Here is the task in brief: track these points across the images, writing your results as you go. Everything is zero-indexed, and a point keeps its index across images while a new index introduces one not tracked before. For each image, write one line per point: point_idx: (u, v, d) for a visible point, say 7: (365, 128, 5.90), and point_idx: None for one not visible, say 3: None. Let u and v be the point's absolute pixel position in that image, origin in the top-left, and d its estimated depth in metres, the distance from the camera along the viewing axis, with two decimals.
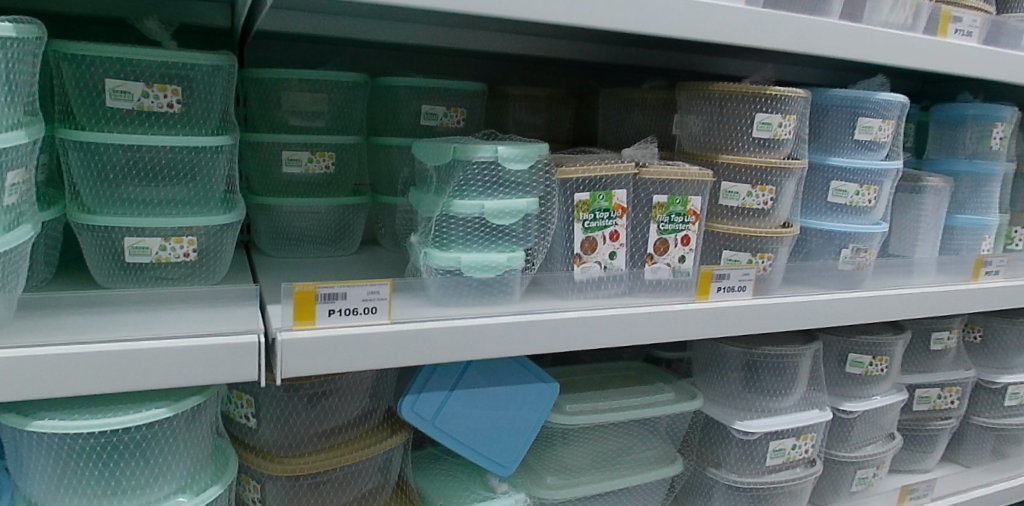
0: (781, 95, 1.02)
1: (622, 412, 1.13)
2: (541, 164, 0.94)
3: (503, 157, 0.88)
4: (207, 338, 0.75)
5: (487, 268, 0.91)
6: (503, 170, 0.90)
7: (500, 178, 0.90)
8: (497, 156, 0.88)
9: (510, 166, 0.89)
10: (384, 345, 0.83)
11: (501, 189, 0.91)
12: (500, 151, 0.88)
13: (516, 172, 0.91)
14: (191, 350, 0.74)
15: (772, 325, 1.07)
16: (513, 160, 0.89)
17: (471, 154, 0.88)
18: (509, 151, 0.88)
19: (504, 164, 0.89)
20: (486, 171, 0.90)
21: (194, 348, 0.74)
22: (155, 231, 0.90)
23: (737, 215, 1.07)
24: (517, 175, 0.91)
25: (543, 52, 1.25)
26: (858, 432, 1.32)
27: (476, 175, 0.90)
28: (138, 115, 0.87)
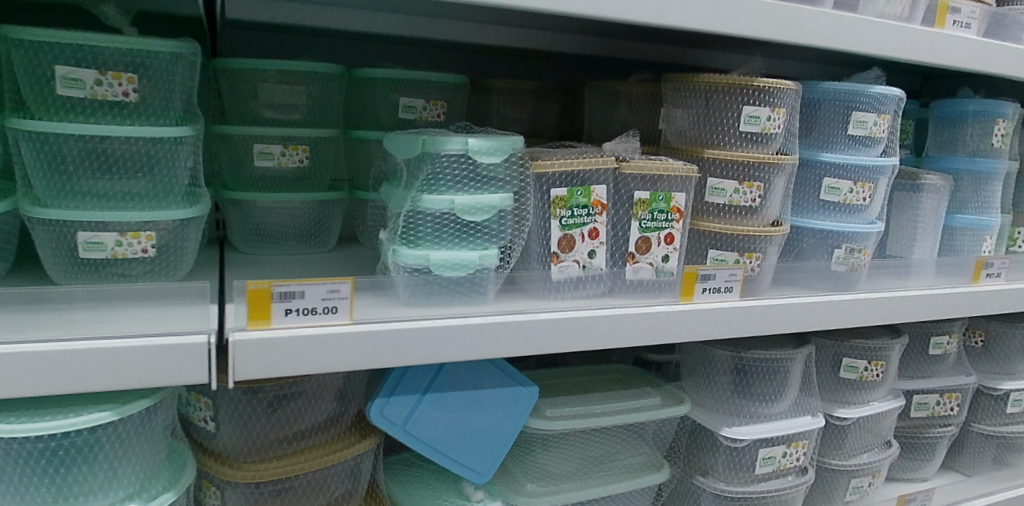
0: (769, 87, 0.97)
1: (604, 417, 1.09)
2: (516, 157, 0.90)
3: (474, 149, 0.84)
4: (153, 337, 0.71)
5: (458, 267, 0.86)
6: (475, 164, 0.86)
7: (471, 172, 0.86)
8: (468, 149, 0.84)
9: (481, 159, 0.85)
10: (344, 346, 0.78)
11: (472, 183, 0.87)
12: (471, 144, 0.84)
13: (488, 165, 0.86)
14: (136, 350, 0.70)
15: (761, 328, 1.02)
16: (485, 153, 0.85)
17: (439, 146, 0.84)
18: (481, 144, 0.84)
19: (475, 158, 0.84)
20: (456, 165, 0.85)
21: (139, 348, 0.70)
22: (111, 226, 0.86)
23: (724, 213, 1.02)
24: (490, 169, 0.87)
25: (527, 44, 1.21)
26: (853, 440, 1.27)
27: (446, 168, 0.85)
28: (92, 104, 0.83)
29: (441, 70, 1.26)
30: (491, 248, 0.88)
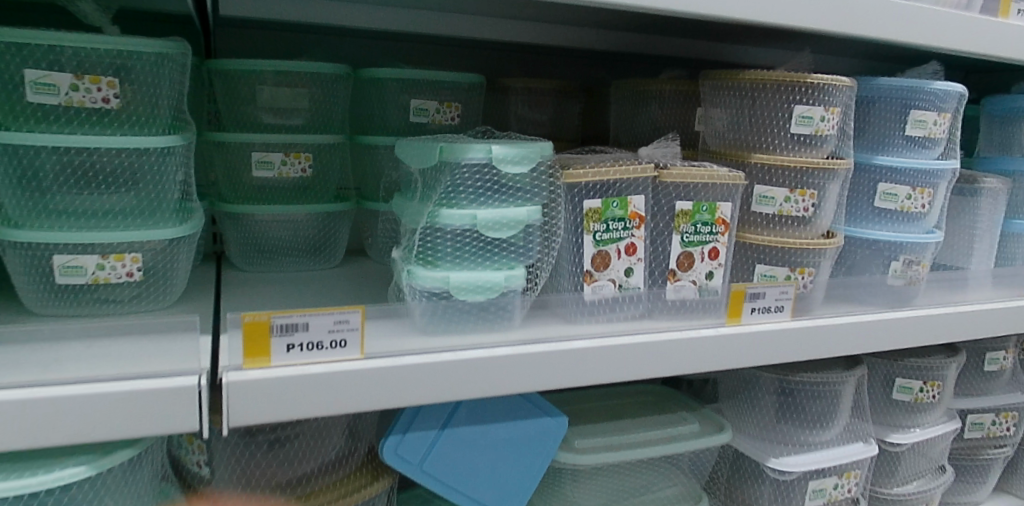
0: (823, 83, 0.87)
1: (641, 450, 0.99)
2: (545, 165, 0.80)
3: (498, 157, 0.74)
4: (135, 381, 0.62)
5: (482, 290, 0.77)
6: (499, 174, 0.76)
7: (494, 182, 0.77)
8: (491, 157, 0.74)
9: (506, 168, 0.75)
10: (355, 386, 0.69)
11: (495, 195, 0.77)
12: (495, 151, 0.74)
13: (514, 175, 0.77)
14: (113, 397, 0.61)
15: (815, 352, 0.92)
16: (512, 161, 0.75)
17: (459, 155, 0.74)
18: (505, 151, 0.75)
19: (499, 167, 0.75)
20: (478, 175, 0.76)
21: (117, 395, 0.61)
22: (91, 248, 0.77)
23: (774, 223, 0.92)
24: (515, 179, 0.78)
25: (548, 40, 1.11)
26: (906, 466, 1.17)
27: (467, 179, 0.76)
28: (67, 112, 0.73)
29: (455, 69, 1.16)
30: (518, 268, 0.79)
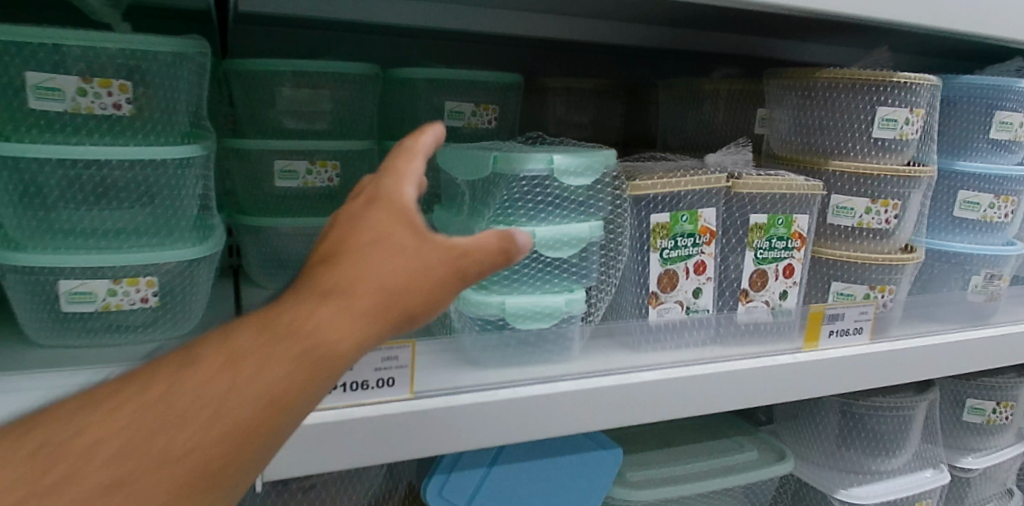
0: (909, 82, 0.79)
1: (700, 484, 0.90)
2: (609, 176, 0.71)
3: (561, 171, 0.66)
4: None
5: (540, 317, 0.69)
6: (560, 188, 0.68)
7: (555, 198, 0.68)
8: (552, 168, 0.66)
9: (567, 181, 0.67)
10: (405, 431, 0.61)
11: (555, 210, 0.68)
12: (556, 162, 0.66)
13: (576, 188, 0.68)
14: None
15: (896, 378, 0.84)
16: (573, 173, 0.67)
17: (517, 168, 0.66)
18: (568, 164, 0.66)
19: (560, 179, 0.66)
20: (537, 189, 0.67)
21: None
22: (101, 272, 0.68)
23: (851, 237, 0.84)
24: (577, 194, 0.69)
25: (590, 36, 1.02)
26: (975, 491, 1.09)
27: (525, 193, 0.67)
28: (74, 120, 0.64)
29: (488, 68, 1.08)
30: (579, 292, 0.71)
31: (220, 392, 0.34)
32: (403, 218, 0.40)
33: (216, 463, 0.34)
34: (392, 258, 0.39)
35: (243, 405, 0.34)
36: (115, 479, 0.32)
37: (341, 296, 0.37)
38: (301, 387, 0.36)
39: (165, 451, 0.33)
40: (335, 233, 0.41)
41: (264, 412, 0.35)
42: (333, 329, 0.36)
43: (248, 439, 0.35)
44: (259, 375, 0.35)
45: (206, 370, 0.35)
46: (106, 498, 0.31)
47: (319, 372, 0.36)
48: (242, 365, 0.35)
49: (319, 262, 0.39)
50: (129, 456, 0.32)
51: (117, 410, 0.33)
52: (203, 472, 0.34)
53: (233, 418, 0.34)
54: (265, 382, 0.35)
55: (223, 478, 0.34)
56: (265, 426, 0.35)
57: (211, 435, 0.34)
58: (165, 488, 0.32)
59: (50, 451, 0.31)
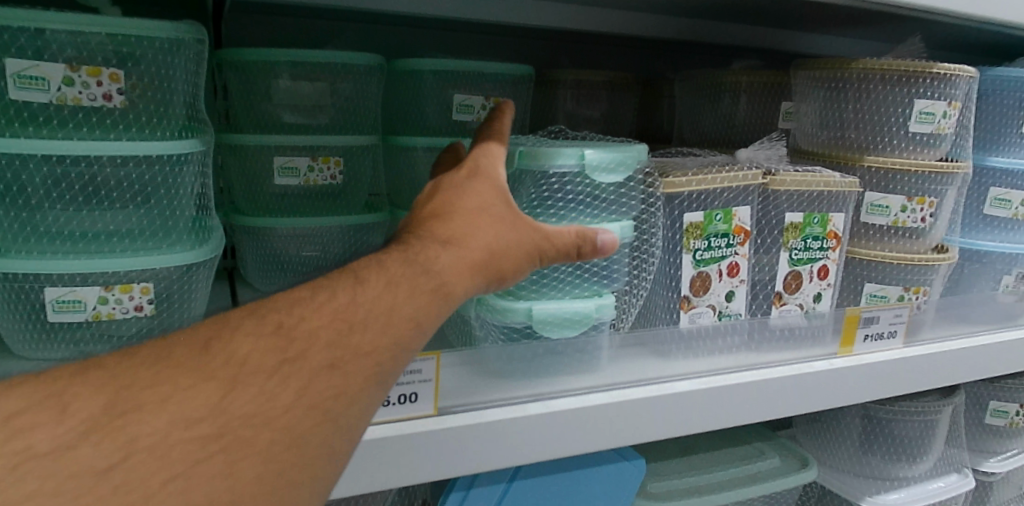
0: (947, 73, 0.76)
1: (727, 494, 0.86)
2: (642, 172, 0.66)
3: (592, 168, 0.61)
4: None
5: (569, 325, 0.65)
6: (591, 186, 0.63)
7: (585, 196, 0.63)
8: (583, 164, 0.61)
9: (599, 178, 0.62)
10: (430, 450, 0.56)
11: (586, 210, 0.63)
12: (587, 157, 0.61)
13: (608, 186, 0.63)
14: None
15: (931, 382, 0.81)
16: (603, 170, 0.62)
17: (546, 164, 0.60)
18: (600, 161, 0.61)
19: (591, 176, 0.62)
20: (567, 187, 0.62)
21: None
22: (92, 279, 0.62)
23: (886, 236, 0.80)
24: (609, 192, 0.64)
25: (604, 26, 0.97)
26: (997, 495, 1.07)
27: (554, 191, 0.62)
28: (60, 113, 0.58)
29: (496, 59, 1.02)
30: (608, 297, 0.66)
31: (386, 307, 0.42)
32: (498, 196, 0.51)
33: (391, 362, 0.42)
34: (496, 224, 0.49)
35: (407, 317, 0.43)
36: (331, 361, 0.40)
37: (462, 246, 0.47)
38: (432, 316, 0.44)
39: (362, 344, 0.41)
40: (438, 199, 0.50)
41: (415, 328, 0.43)
42: (455, 275, 0.46)
43: (403, 352, 0.43)
44: (401, 306, 0.43)
45: (377, 287, 0.43)
46: (329, 374, 0.39)
47: (443, 306, 0.45)
48: (401, 288, 0.43)
49: (431, 218, 0.49)
50: (343, 342, 0.40)
51: (325, 307, 0.41)
52: (376, 374, 0.41)
53: (397, 331, 0.42)
54: (418, 304, 0.43)
55: (385, 383, 0.42)
56: (415, 341, 0.43)
57: (384, 340, 0.42)
58: (365, 371, 0.41)
59: (285, 333, 0.39)
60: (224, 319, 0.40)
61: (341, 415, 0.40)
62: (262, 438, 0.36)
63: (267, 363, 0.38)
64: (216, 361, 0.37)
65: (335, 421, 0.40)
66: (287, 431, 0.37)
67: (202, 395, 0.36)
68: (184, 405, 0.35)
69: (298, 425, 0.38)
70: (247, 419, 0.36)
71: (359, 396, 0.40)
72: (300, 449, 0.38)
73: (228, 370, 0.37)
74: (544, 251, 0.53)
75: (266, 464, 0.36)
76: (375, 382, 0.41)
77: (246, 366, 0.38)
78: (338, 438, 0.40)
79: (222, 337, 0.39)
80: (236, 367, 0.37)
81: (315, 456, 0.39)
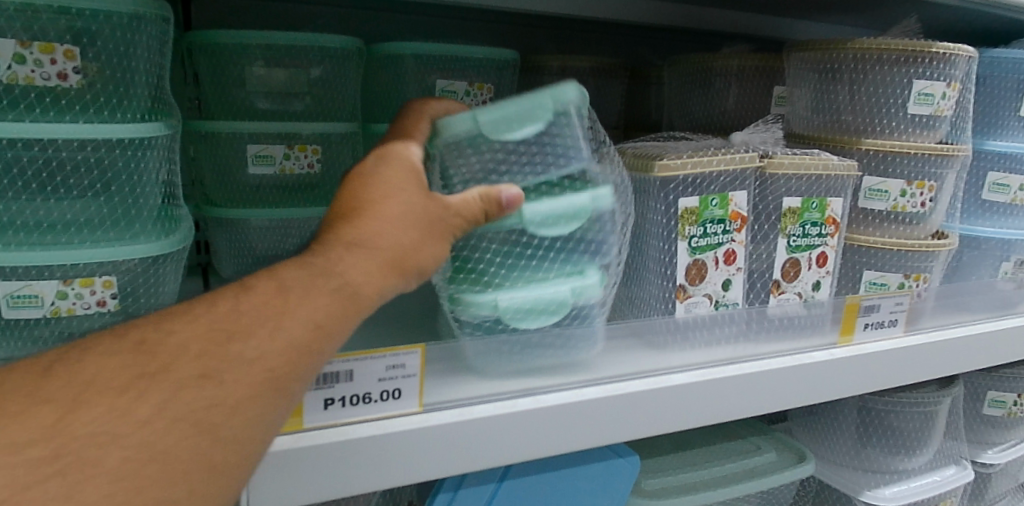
0: (948, 54, 0.74)
1: (727, 492, 0.82)
2: (581, 118, 0.57)
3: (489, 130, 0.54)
4: None
5: (551, 311, 0.59)
6: (505, 149, 0.55)
7: (504, 160, 0.55)
8: (478, 127, 0.54)
9: (501, 137, 0.54)
10: (413, 451, 0.53)
11: (514, 174, 0.56)
12: (480, 119, 0.53)
13: (526, 143, 0.55)
14: None
15: (933, 371, 0.79)
16: (504, 128, 0.54)
17: (445, 137, 0.55)
18: (493, 122, 0.53)
19: (492, 138, 0.54)
20: (478, 155, 0.55)
21: None
22: (49, 272, 0.56)
23: (886, 221, 0.78)
24: (528, 159, 0.56)
25: (593, 10, 0.93)
26: (994, 486, 1.06)
27: (469, 162, 0.56)
28: (9, 93, 0.53)
29: (478, 44, 0.98)
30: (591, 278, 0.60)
31: (278, 315, 0.39)
32: (413, 180, 0.46)
33: (291, 371, 0.39)
34: (405, 211, 0.44)
35: (304, 320, 0.39)
36: (202, 373, 0.36)
37: (365, 241, 0.42)
38: (338, 320, 0.41)
39: (246, 353, 0.37)
40: (343, 191, 0.46)
41: (321, 335, 0.40)
42: (357, 273, 0.41)
43: (310, 360, 0.39)
44: (292, 313, 0.39)
45: (265, 294, 0.39)
46: (201, 385, 0.36)
47: (349, 309, 0.41)
48: (291, 293, 0.39)
49: (338, 215, 0.44)
50: (214, 351, 0.37)
51: (199, 319, 0.38)
52: (281, 385, 0.38)
53: (294, 339, 0.39)
54: (316, 307, 0.40)
55: (292, 391, 0.39)
56: (325, 346, 0.40)
57: (276, 348, 0.38)
58: (252, 379, 0.37)
59: (146, 349, 0.36)
60: (90, 338, 0.37)
61: (221, 427, 0.36)
62: (111, 458, 0.33)
63: (119, 380, 0.35)
64: (59, 384, 0.34)
65: (216, 432, 0.36)
66: (147, 448, 0.34)
67: (37, 418, 0.32)
68: (20, 427, 0.32)
69: (161, 440, 0.34)
70: (94, 438, 0.33)
71: (251, 407, 0.37)
72: (162, 465, 0.34)
73: (71, 391, 0.34)
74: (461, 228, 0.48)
75: (128, 484, 0.33)
76: (271, 397, 0.38)
77: (95, 385, 0.34)
78: (219, 453, 0.36)
79: (74, 358, 0.36)
80: (80, 388, 0.34)
81: (193, 474, 0.35)
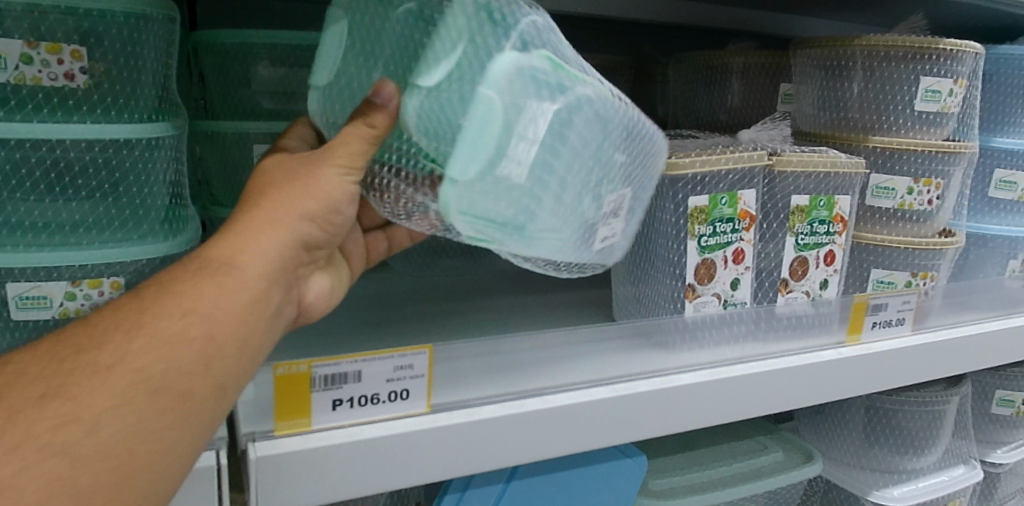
0: (954, 50, 0.74)
1: (734, 492, 0.82)
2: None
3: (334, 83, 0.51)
4: None
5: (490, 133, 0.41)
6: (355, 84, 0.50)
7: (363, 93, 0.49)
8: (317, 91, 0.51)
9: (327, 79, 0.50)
10: (422, 452, 0.52)
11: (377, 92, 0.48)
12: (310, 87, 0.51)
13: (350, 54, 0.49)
14: None
15: (941, 369, 0.78)
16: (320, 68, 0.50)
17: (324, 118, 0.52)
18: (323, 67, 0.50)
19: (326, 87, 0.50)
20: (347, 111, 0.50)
21: None
22: (57, 273, 0.56)
23: (893, 220, 0.78)
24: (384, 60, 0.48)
25: (597, 9, 0.93)
26: (1003, 485, 1.05)
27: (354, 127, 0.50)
28: (17, 94, 0.53)
29: None
30: (497, 63, 0.41)
31: (137, 313, 0.38)
32: (279, 167, 0.47)
33: (159, 356, 0.37)
34: (270, 191, 0.45)
35: (166, 308, 0.38)
36: (49, 392, 0.34)
37: (227, 229, 0.43)
38: (204, 294, 0.39)
39: (119, 362, 0.36)
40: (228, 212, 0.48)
41: (204, 319, 0.39)
42: (218, 251, 0.41)
43: (202, 348, 0.38)
44: (149, 307, 0.38)
45: (126, 305, 0.39)
46: (47, 404, 0.34)
47: (215, 281, 0.40)
48: (150, 293, 0.39)
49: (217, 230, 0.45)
50: (66, 368, 0.36)
51: (52, 347, 0.37)
52: (174, 384, 0.37)
53: (162, 332, 0.37)
54: (177, 292, 0.39)
55: (196, 391, 0.38)
56: (217, 330, 0.39)
57: (131, 342, 0.37)
58: (118, 387, 0.35)
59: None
60: None
61: (79, 448, 0.34)
62: None
63: None
64: None
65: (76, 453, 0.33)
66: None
67: None
68: None
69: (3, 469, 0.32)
70: None
71: (143, 416, 0.36)
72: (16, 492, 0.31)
73: None
74: (355, 153, 0.45)
75: None
76: (144, 396, 0.36)
77: None
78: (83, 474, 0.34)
79: None
80: None
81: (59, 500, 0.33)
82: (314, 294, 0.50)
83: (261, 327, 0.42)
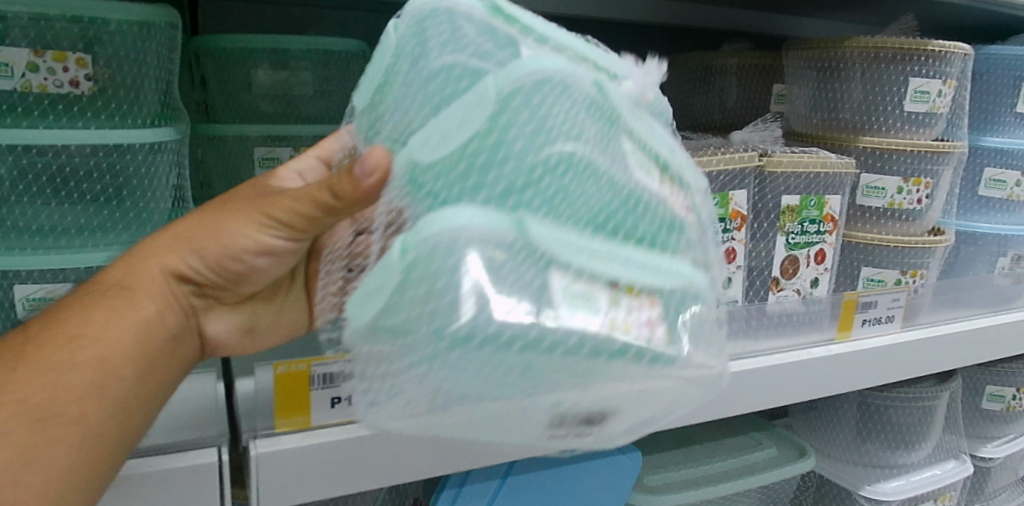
0: (943, 51, 0.75)
1: (727, 486, 0.84)
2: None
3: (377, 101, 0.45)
4: (156, 457, 0.49)
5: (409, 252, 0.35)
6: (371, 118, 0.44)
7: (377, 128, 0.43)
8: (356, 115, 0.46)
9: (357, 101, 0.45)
10: (419, 449, 0.54)
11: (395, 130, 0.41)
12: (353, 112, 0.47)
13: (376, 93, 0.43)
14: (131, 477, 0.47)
15: (930, 365, 0.80)
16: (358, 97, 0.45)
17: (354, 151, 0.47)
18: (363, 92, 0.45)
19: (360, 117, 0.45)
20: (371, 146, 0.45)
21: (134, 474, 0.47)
22: (63, 275, 0.58)
23: (883, 218, 0.80)
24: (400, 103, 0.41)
25: (593, 10, 0.94)
26: (994, 480, 1.07)
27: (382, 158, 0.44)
28: (24, 101, 0.54)
29: None
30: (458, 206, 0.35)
31: (32, 341, 0.42)
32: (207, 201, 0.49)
33: (46, 380, 0.40)
34: (186, 221, 0.47)
35: (59, 334, 0.42)
36: None
37: (135, 256, 0.46)
38: (92, 322, 0.42)
39: (6, 391, 0.39)
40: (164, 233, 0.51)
41: (91, 345, 0.42)
42: (119, 277, 0.45)
43: (94, 371, 0.41)
44: (43, 333, 0.42)
45: (31, 328, 0.43)
46: None
47: (104, 308, 0.43)
48: (49, 319, 0.43)
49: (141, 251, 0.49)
50: None
51: None
52: (63, 409, 0.40)
53: (51, 359, 0.41)
54: (69, 321, 0.42)
55: (89, 413, 0.41)
56: (109, 354, 0.42)
57: (22, 366, 0.40)
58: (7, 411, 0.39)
59: None
60: None
61: None
62: None
63: None
64: None
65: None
66: None
67: None
68: None
69: None
70: None
71: (29, 443, 0.39)
72: None
73: None
74: (280, 213, 0.43)
75: None
76: (35, 417, 0.39)
77: None
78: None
79: None
80: None
81: None
82: (221, 328, 0.52)
83: (157, 355, 0.45)
